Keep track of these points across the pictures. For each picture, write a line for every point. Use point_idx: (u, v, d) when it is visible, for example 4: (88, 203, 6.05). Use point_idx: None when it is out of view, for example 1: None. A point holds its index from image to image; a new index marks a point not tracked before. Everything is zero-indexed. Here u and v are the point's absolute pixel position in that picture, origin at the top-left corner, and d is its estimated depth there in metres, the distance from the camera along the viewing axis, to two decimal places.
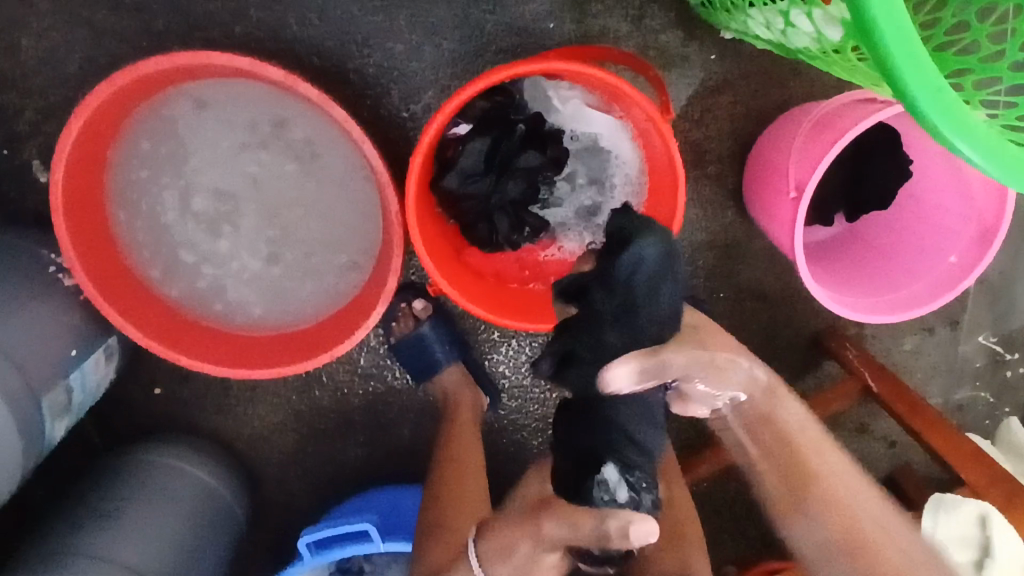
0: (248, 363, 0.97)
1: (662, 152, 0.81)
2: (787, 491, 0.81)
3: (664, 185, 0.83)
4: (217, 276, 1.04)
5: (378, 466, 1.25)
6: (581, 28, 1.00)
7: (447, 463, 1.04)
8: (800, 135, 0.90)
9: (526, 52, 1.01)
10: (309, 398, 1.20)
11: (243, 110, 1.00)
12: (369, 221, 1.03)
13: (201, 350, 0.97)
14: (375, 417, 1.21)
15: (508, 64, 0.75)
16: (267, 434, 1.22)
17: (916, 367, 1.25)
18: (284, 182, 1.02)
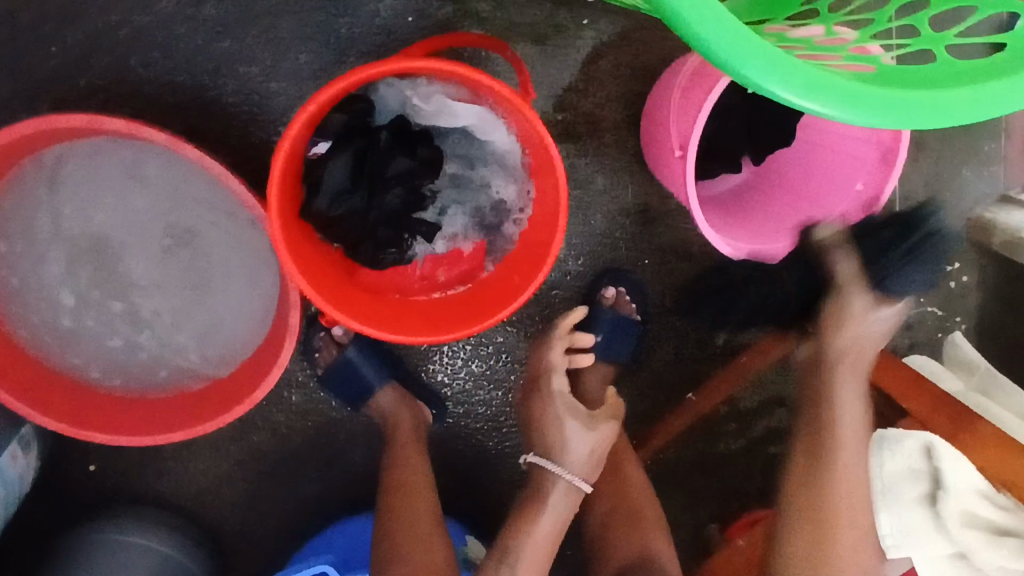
0: (164, 426, 0.91)
1: (532, 132, 0.77)
2: (820, 447, 0.90)
3: (543, 166, 0.79)
4: (119, 343, 0.97)
5: (338, 500, 1.20)
6: (441, 17, 0.96)
7: (398, 489, 1.00)
8: (679, 88, 0.86)
9: (390, 51, 0.96)
10: (252, 443, 1.16)
11: (86, 161, 0.92)
12: (257, 255, 0.97)
13: (114, 422, 0.91)
14: (322, 450, 1.17)
15: (348, 70, 0.70)
16: (217, 489, 1.17)
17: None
18: (166, 232, 0.96)
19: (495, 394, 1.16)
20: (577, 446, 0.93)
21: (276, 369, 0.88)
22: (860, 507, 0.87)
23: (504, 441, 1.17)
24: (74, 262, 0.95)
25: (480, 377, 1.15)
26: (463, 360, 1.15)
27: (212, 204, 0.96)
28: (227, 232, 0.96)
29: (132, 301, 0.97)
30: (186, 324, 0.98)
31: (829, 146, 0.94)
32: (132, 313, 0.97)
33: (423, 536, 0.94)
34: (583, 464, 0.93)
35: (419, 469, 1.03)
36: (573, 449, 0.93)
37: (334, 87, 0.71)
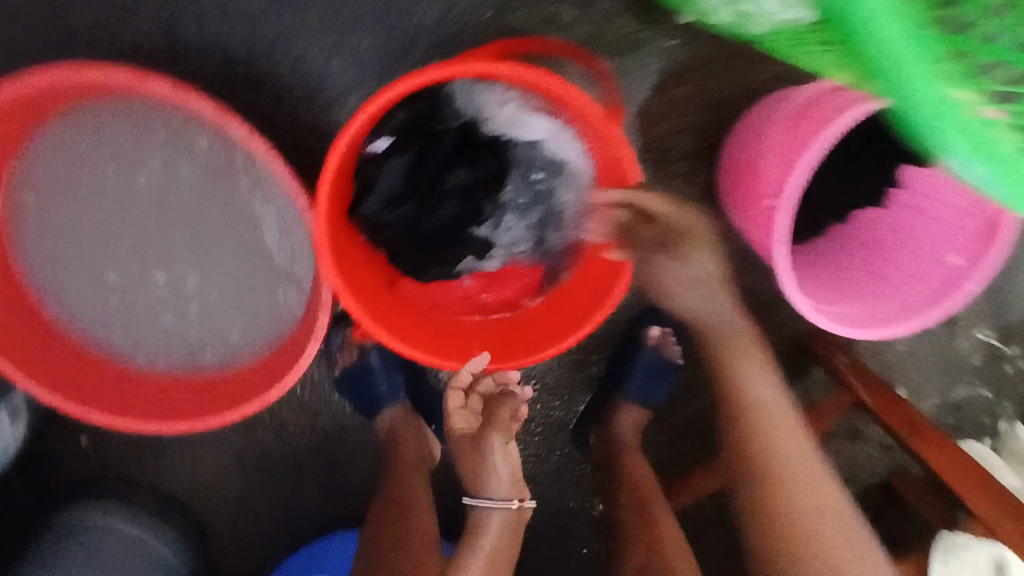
0: (164, 414, 0.84)
1: (609, 158, 0.70)
2: (761, 493, 0.84)
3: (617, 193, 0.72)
4: (146, 317, 0.94)
5: (336, 510, 1.13)
6: (520, 17, 0.89)
7: (386, 513, 0.92)
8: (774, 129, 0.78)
9: (460, 47, 0.89)
10: (253, 440, 1.09)
11: (123, 123, 0.86)
12: (292, 247, 0.91)
13: (113, 402, 0.85)
14: (327, 455, 1.10)
15: (425, 67, 0.64)
16: (212, 482, 1.10)
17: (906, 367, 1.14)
18: (205, 209, 0.91)
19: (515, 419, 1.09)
20: (492, 474, 0.90)
21: (297, 370, 0.82)
22: (827, 542, 0.80)
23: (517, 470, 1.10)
24: (111, 229, 0.90)
25: None
26: None
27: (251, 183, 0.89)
28: (265, 218, 0.90)
29: (167, 277, 0.93)
30: (216, 306, 0.94)
31: (932, 211, 0.82)
32: (168, 289, 0.94)
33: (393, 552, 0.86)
34: (502, 486, 0.90)
35: (413, 490, 0.95)
36: (490, 479, 0.90)
37: (399, 85, 0.64)
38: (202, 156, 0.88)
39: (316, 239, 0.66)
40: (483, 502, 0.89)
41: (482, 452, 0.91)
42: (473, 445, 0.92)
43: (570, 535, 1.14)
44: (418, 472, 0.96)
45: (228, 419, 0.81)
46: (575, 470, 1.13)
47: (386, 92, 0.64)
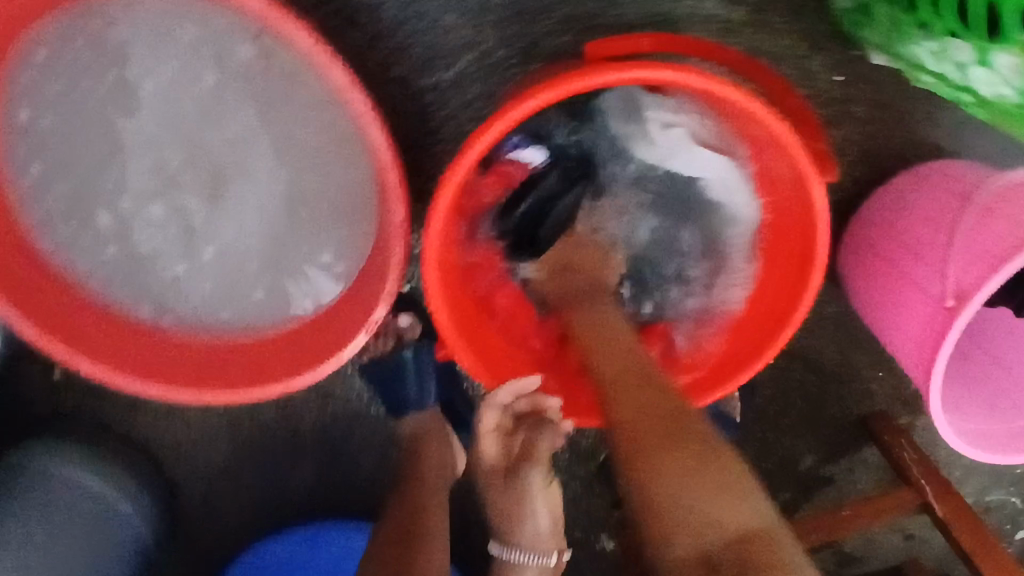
0: (159, 373, 0.69)
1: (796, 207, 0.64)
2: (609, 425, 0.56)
3: (796, 233, 0.66)
4: (144, 252, 0.75)
5: (325, 500, 1.01)
6: (680, 11, 0.74)
7: (394, 531, 0.78)
8: (948, 211, 0.68)
9: (601, 30, 0.75)
10: (255, 407, 0.97)
11: (166, 19, 0.69)
12: (340, 213, 0.75)
13: (97, 344, 0.69)
14: (330, 440, 0.98)
15: (613, 68, 0.55)
16: (193, 443, 0.98)
17: (980, 474, 0.99)
18: (248, 138, 0.74)
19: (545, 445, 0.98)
20: (528, 525, 0.72)
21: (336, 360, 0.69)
22: (657, 487, 0.49)
23: None
24: (128, 139, 0.72)
25: None
26: None
27: (319, 123, 0.72)
28: (314, 166, 0.74)
29: (167, 207, 0.75)
30: (230, 255, 0.77)
31: None
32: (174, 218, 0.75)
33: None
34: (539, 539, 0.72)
35: (429, 509, 0.80)
36: (526, 534, 0.72)
37: (589, 79, 0.55)
38: (253, 76, 0.71)
39: (433, 229, 0.57)
40: (513, 556, 0.73)
41: (514, 498, 0.71)
42: (507, 488, 0.71)
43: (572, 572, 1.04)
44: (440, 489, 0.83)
45: (242, 397, 0.67)
46: (593, 506, 1.02)
47: (573, 84, 0.55)
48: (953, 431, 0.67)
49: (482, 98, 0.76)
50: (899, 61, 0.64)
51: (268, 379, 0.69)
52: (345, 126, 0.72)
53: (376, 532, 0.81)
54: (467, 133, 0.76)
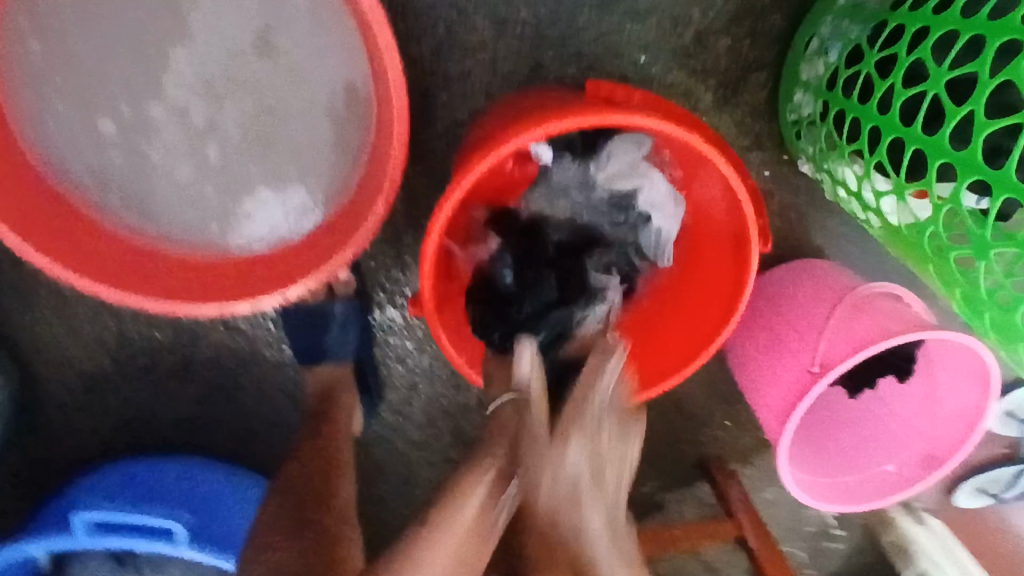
0: (94, 269, 0.71)
1: (732, 267, 0.73)
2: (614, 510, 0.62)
3: (731, 276, 0.74)
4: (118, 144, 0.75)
5: (197, 440, 0.98)
6: (666, 79, 0.86)
7: (299, 491, 0.76)
8: (831, 302, 0.84)
9: (598, 73, 0.85)
10: (149, 327, 0.93)
11: None
12: (319, 157, 0.77)
13: (42, 225, 0.70)
14: (224, 379, 0.96)
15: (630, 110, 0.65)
16: (71, 348, 0.93)
17: (776, 522, 1.20)
18: (272, 70, 0.74)
19: (436, 425, 1.04)
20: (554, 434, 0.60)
21: (278, 297, 0.73)
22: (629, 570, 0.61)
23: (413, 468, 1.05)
24: (139, 32, 0.72)
25: (435, 408, 1.03)
26: (432, 377, 1.01)
27: (344, 80, 0.74)
28: (308, 108, 0.75)
29: (176, 117, 0.75)
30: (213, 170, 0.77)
31: (891, 422, 0.92)
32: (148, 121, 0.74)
33: (288, 548, 0.69)
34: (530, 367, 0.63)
35: (336, 481, 0.79)
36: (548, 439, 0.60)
37: (610, 117, 0.66)
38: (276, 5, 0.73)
39: (447, 202, 0.65)
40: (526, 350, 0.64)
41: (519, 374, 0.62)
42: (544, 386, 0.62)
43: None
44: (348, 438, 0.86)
45: (170, 310, 0.71)
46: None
47: (593, 116, 0.65)
48: (790, 480, 0.85)
49: (479, 97, 0.85)
50: (825, 174, 0.80)
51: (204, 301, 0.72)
52: (351, 81, 0.74)
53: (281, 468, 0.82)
54: (457, 123, 0.86)
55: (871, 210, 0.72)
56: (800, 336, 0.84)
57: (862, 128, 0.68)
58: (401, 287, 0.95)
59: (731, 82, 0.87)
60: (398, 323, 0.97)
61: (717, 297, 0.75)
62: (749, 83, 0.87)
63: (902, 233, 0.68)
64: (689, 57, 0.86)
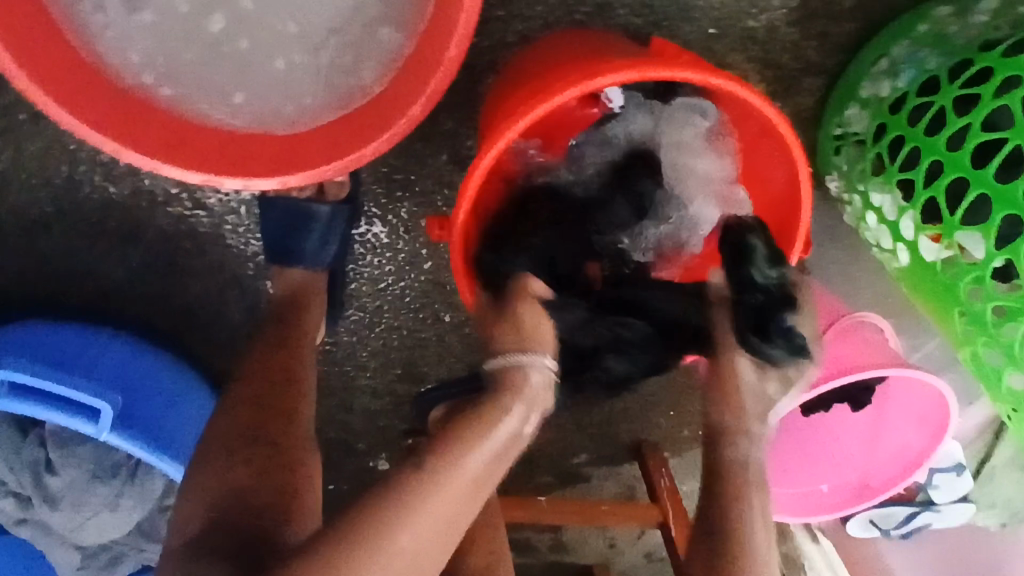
0: (69, 101, 0.60)
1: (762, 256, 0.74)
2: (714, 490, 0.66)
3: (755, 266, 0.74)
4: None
5: (127, 315, 0.88)
6: (726, 59, 0.84)
7: (250, 401, 0.70)
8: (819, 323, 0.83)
9: (661, 33, 0.82)
10: (101, 180, 0.82)
11: None
12: (357, 39, 0.70)
13: (24, 33, 0.60)
14: (174, 258, 0.86)
15: (732, 75, 0.60)
16: (8, 180, 0.81)
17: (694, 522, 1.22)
18: None
19: (392, 355, 0.98)
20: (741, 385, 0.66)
21: (277, 182, 0.63)
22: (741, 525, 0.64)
23: (356, 393, 1.00)
24: None
25: (394, 337, 0.97)
26: (402, 304, 0.95)
27: None
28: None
29: None
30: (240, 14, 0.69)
31: (835, 447, 0.95)
32: None
33: (247, 473, 0.63)
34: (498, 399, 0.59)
35: (300, 397, 0.72)
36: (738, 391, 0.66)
37: (683, 74, 0.59)
38: None
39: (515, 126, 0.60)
40: (509, 358, 0.61)
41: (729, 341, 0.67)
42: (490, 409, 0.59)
43: (336, 471, 1.04)
44: (312, 352, 0.78)
45: (148, 165, 0.61)
46: (390, 425, 1.02)
47: (667, 71, 0.59)
48: None
49: (539, 22, 0.80)
50: (854, 195, 0.79)
51: (194, 166, 0.63)
52: None
53: (237, 372, 0.74)
54: (507, 46, 0.81)
55: (905, 240, 0.72)
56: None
57: (922, 160, 0.68)
58: (396, 203, 0.88)
59: (786, 79, 0.85)
60: (381, 240, 0.90)
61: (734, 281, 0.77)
62: (803, 85, 0.85)
63: (931, 270, 0.70)
64: (753, 42, 0.83)
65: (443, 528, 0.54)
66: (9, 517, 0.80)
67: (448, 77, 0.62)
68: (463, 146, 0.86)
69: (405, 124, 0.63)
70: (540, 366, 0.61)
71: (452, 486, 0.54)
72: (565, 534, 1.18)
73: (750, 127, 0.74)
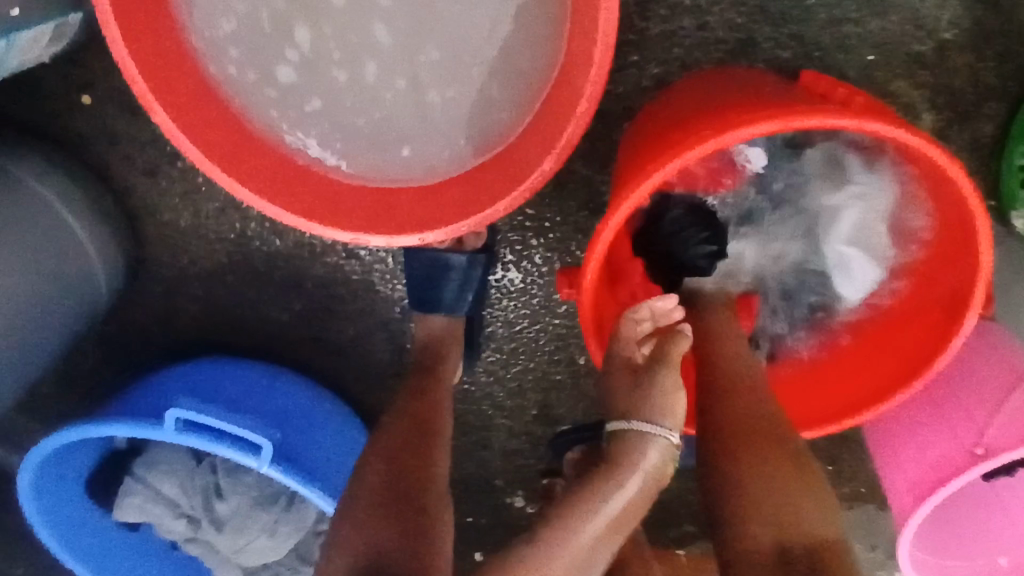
0: (238, 173, 0.68)
1: (938, 319, 0.68)
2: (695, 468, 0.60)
3: (933, 329, 0.68)
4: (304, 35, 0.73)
5: (285, 353, 0.95)
6: (889, 87, 0.76)
7: (391, 447, 0.72)
8: (1011, 391, 0.70)
9: (812, 64, 0.76)
10: (264, 232, 0.90)
11: None
12: (493, 97, 0.72)
13: (199, 116, 0.68)
14: (327, 301, 0.92)
15: (893, 123, 0.55)
16: (187, 235, 0.91)
17: None
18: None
19: (529, 394, 0.98)
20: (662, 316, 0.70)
21: (416, 240, 0.66)
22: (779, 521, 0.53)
23: (493, 428, 1.01)
24: None
25: (529, 377, 0.97)
26: (539, 345, 0.95)
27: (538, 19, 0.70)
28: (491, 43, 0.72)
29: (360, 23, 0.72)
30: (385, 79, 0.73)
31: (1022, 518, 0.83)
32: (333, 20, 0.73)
33: (378, 516, 0.64)
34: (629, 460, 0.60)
35: (435, 449, 0.73)
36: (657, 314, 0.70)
37: (832, 121, 0.55)
38: None
39: (647, 183, 0.58)
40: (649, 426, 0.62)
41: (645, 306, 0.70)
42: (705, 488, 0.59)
43: (476, 508, 1.05)
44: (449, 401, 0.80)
45: (303, 227, 0.66)
46: (527, 464, 1.02)
47: (814, 118, 0.55)
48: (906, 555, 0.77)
49: (674, 62, 0.78)
50: None
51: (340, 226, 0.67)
52: (550, 27, 0.69)
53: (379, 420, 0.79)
54: (643, 90, 0.79)
55: None
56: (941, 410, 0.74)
57: None
58: (530, 249, 0.89)
59: (962, 108, 0.76)
60: (515, 286, 0.91)
61: (909, 346, 0.70)
62: (983, 111, 0.76)
63: None
64: (921, 67, 0.75)
65: None
66: (178, 536, 0.87)
67: (577, 135, 0.62)
68: (597, 190, 0.85)
69: (533, 182, 0.64)
70: (664, 439, 0.62)
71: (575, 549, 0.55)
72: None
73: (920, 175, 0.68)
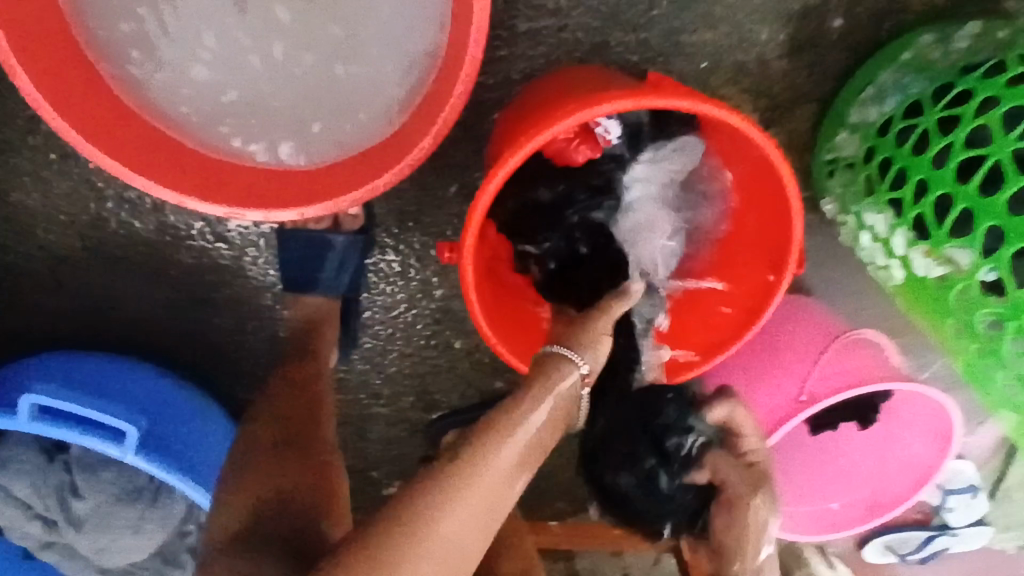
0: (106, 144, 0.65)
1: (757, 285, 0.78)
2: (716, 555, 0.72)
3: (753, 291, 0.78)
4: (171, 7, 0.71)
5: (151, 343, 0.92)
6: (721, 90, 0.88)
7: (283, 420, 0.76)
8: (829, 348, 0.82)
9: (657, 66, 0.87)
10: (127, 216, 0.86)
11: None
12: None
13: (62, 83, 0.65)
14: (197, 288, 0.90)
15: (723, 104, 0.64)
16: (41, 219, 0.85)
17: None
18: None
19: (407, 379, 1.01)
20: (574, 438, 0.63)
21: (297, 214, 0.67)
22: None
23: (370, 416, 1.02)
24: None
25: (407, 363, 1.00)
26: (415, 329, 0.98)
27: None
28: None
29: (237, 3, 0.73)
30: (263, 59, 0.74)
31: (846, 462, 0.96)
32: None
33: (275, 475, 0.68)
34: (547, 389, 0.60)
35: (323, 424, 0.77)
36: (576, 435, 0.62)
37: (673, 103, 0.63)
38: None
39: (516, 155, 0.64)
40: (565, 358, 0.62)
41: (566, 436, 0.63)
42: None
43: (355, 497, 1.05)
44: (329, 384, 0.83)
45: (179, 200, 0.65)
46: (405, 450, 1.04)
47: (658, 99, 0.63)
48: None
49: (540, 59, 0.85)
50: (848, 217, 0.82)
51: (217, 201, 0.66)
52: None
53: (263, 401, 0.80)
54: (512, 83, 0.86)
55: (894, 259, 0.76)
56: (780, 363, 0.84)
57: (909, 180, 0.72)
58: (407, 234, 0.92)
59: (778, 110, 0.89)
60: (393, 269, 0.94)
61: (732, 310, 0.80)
62: (795, 114, 0.90)
63: (925, 286, 0.74)
64: (745, 74, 0.88)
65: (479, 518, 0.52)
66: (35, 540, 0.82)
67: (455, 113, 0.66)
68: (470, 177, 0.90)
69: (414, 158, 0.66)
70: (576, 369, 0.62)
71: (491, 471, 0.53)
72: (580, 562, 1.14)
73: (743, 167, 0.80)
